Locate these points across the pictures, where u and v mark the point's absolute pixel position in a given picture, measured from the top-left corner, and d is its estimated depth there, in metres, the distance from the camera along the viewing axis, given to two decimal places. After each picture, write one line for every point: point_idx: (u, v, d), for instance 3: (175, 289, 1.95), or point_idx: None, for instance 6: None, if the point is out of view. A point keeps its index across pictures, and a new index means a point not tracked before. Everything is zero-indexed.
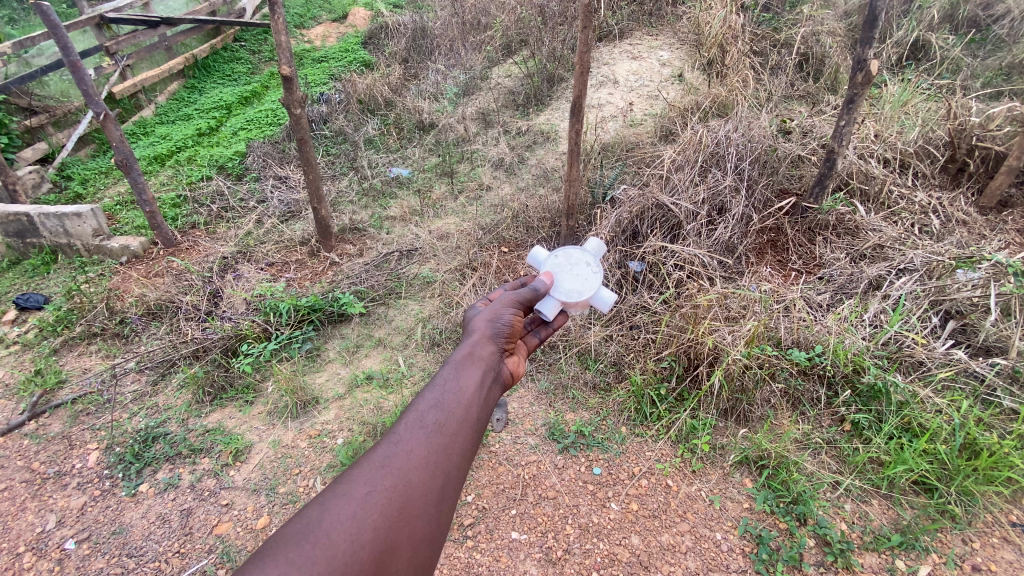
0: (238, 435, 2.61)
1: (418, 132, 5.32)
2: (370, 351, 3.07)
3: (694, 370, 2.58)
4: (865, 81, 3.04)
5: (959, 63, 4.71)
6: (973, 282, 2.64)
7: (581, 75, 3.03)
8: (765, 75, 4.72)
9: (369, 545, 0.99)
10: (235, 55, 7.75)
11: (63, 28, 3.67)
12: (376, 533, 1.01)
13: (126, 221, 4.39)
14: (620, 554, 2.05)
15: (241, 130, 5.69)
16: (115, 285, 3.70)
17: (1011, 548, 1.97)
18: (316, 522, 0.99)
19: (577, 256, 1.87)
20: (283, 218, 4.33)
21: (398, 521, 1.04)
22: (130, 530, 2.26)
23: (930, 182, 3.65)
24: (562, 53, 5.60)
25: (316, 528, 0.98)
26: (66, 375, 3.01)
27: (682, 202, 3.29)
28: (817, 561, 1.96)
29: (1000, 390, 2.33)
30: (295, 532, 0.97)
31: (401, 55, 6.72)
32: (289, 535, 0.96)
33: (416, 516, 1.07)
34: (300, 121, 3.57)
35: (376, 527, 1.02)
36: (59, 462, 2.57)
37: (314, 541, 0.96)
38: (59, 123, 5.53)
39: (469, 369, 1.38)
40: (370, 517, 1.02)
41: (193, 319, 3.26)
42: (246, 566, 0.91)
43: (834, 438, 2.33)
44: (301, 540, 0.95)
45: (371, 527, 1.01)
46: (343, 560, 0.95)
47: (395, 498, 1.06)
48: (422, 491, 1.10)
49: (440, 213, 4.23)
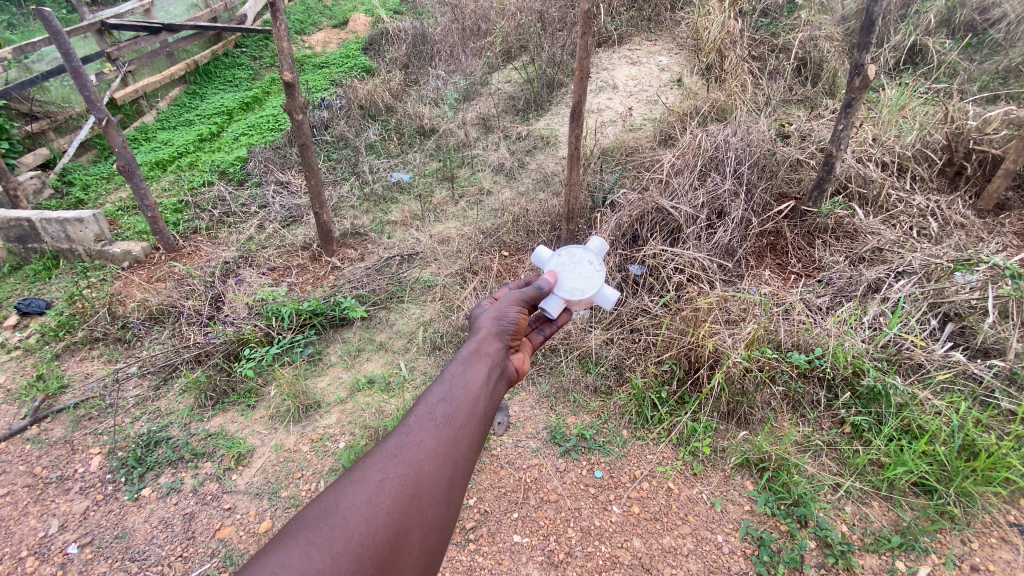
0: (241, 439, 2.62)
1: (419, 137, 5.35)
2: (372, 354, 3.08)
3: (695, 373, 2.59)
4: (863, 86, 3.07)
5: (956, 67, 4.74)
6: (971, 285, 2.66)
7: (581, 81, 3.06)
8: (763, 79, 4.76)
9: (382, 531, 1.00)
10: (236, 61, 7.79)
11: (66, 34, 3.70)
12: (390, 518, 1.02)
13: (128, 227, 4.41)
14: (622, 557, 2.05)
15: (242, 135, 5.72)
16: (117, 290, 3.71)
17: (1010, 548, 1.98)
18: (331, 508, 1.00)
19: (580, 255, 1.89)
20: (284, 223, 4.35)
21: (410, 509, 1.06)
22: (132, 534, 2.27)
23: (928, 185, 3.68)
24: (562, 58, 5.64)
25: (331, 514, 0.99)
26: (68, 380, 3.02)
27: (682, 206, 3.32)
28: (818, 563, 1.97)
29: (998, 392, 2.34)
30: (311, 518, 0.98)
31: (402, 61, 6.76)
32: (305, 520, 0.98)
33: (427, 504, 1.09)
34: (302, 127, 3.59)
35: (389, 513, 1.03)
36: (61, 467, 2.58)
37: (330, 525, 0.97)
38: (61, 129, 5.56)
39: (476, 364, 1.40)
40: (383, 503, 1.03)
41: (195, 323, 3.27)
42: (264, 550, 0.92)
43: (834, 440, 2.34)
44: (317, 524, 0.97)
45: (384, 514, 1.02)
46: (358, 544, 0.97)
47: (406, 486, 1.08)
48: (433, 480, 1.12)
49: (441, 217, 4.26)
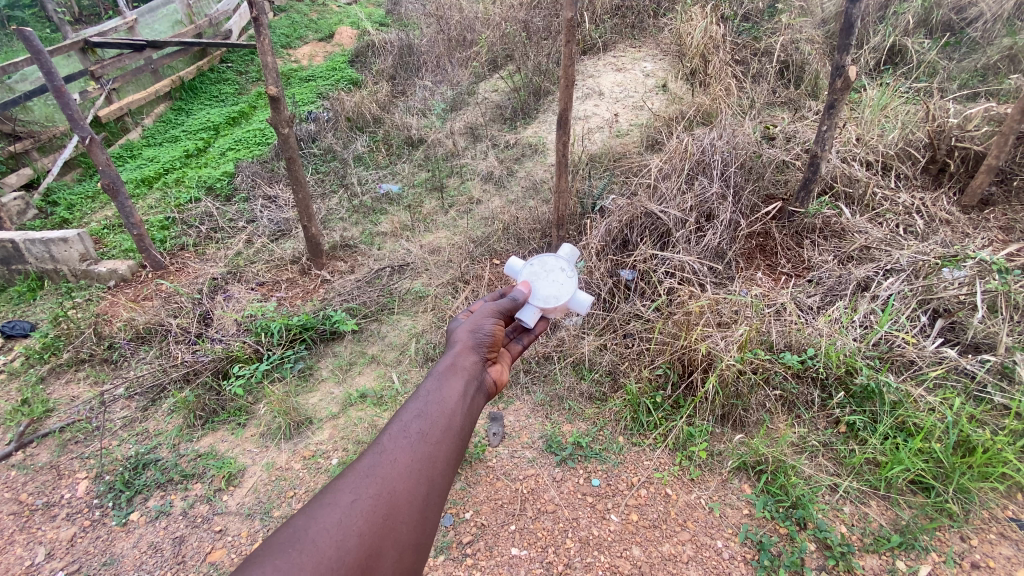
0: (231, 459, 2.57)
1: (407, 148, 5.34)
2: (363, 368, 3.05)
3: (689, 377, 2.58)
4: (844, 87, 3.09)
5: (935, 66, 4.82)
6: (959, 280, 2.68)
7: (566, 87, 3.06)
8: (746, 83, 4.82)
9: (353, 553, 0.98)
10: (222, 76, 7.78)
11: (47, 53, 3.66)
12: (361, 540, 1.00)
13: (113, 245, 4.34)
14: (621, 567, 2.02)
15: (229, 150, 5.69)
16: (103, 310, 3.64)
17: (1009, 544, 1.98)
18: (302, 530, 0.98)
19: (552, 261, 1.85)
20: (273, 237, 4.32)
21: (383, 528, 1.03)
22: (121, 560, 2.21)
23: (913, 183, 3.71)
24: (548, 67, 5.67)
25: (301, 537, 0.97)
26: (53, 404, 2.95)
27: (671, 210, 3.32)
28: (818, 565, 1.95)
29: (991, 387, 2.34)
30: (282, 541, 0.96)
31: (388, 73, 6.78)
32: (275, 544, 0.96)
33: (400, 522, 1.06)
34: (288, 140, 3.56)
35: (362, 534, 1.01)
36: (48, 493, 2.51)
37: (300, 550, 0.95)
38: (45, 148, 5.51)
39: (452, 378, 1.37)
40: (355, 524, 1.01)
41: (183, 341, 3.22)
42: None
43: (830, 440, 2.34)
44: (287, 548, 0.95)
45: (357, 534, 1.00)
46: (329, 567, 0.95)
47: (378, 505, 1.05)
48: (408, 497, 1.09)
49: (431, 227, 4.25)
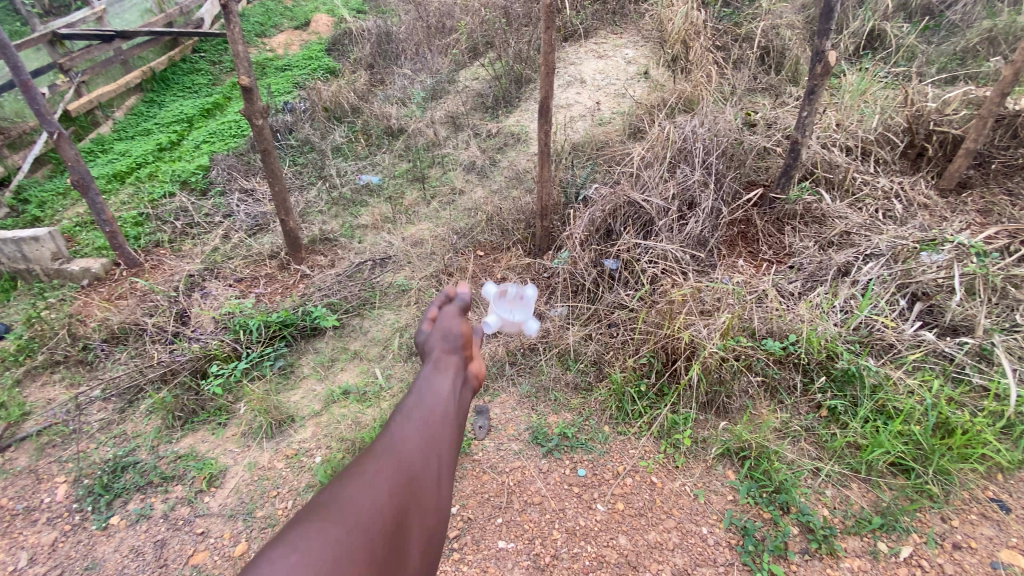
0: (212, 459, 2.52)
1: (387, 138, 5.25)
2: (346, 364, 3.00)
3: (672, 365, 2.58)
4: (824, 73, 3.08)
5: (913, 50, 4.86)
6: (937, 264, 2.73)
7: (547, 75, 3.01)
8: (728, 69, 4.81)
9: (383, 520, 1.04)
10: (194, 65, 7.54)
11: (12, 46, 3.49)
12: (387, 509, 1.06)
13: (85, 243, 4.21)
14: (609, 556, 2.03)
15: (204, 142, 5.54)
16: (77, 309, 3.53)
17: (990, 524, 2.02)
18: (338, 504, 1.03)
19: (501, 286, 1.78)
20: (251, 232, 4.22)
21: (405, 499, 1.10)
22: (103, 565, 2.16)
23: (891, 168, 3.75)
24: (529, 54, 5.60)
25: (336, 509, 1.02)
26: (27, 407, 2.86)
27: (654, 198, 3.31)
28: (802, 549, 1.99)
29: (969, 368, 2.39)
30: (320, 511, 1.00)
31: (367, 61, 6.63)
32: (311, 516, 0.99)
33: (420, 491, 1.14)
34: (263, 131, 3.45)
35: (387, 505, 1.07)
36: (28, 497, 2.45)
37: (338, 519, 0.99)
38: (14, 145, 5.33)
39: (440, 374, 1.45)
40: (382, 494, 1.07)
41: (160, 341, 3.14)
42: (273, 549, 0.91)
43: (811, 424, 2.37)
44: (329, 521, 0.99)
45: (383, 502, 1.06)
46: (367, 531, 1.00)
47: (399, 480, 1.12)
48: (423, 472, 1.17)
49: (413, 219, 4.19)
